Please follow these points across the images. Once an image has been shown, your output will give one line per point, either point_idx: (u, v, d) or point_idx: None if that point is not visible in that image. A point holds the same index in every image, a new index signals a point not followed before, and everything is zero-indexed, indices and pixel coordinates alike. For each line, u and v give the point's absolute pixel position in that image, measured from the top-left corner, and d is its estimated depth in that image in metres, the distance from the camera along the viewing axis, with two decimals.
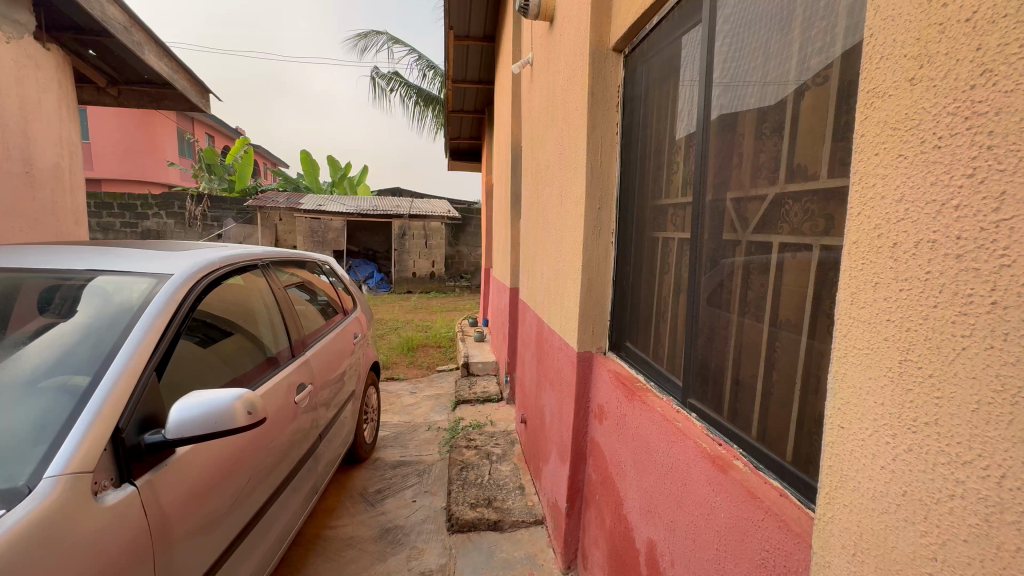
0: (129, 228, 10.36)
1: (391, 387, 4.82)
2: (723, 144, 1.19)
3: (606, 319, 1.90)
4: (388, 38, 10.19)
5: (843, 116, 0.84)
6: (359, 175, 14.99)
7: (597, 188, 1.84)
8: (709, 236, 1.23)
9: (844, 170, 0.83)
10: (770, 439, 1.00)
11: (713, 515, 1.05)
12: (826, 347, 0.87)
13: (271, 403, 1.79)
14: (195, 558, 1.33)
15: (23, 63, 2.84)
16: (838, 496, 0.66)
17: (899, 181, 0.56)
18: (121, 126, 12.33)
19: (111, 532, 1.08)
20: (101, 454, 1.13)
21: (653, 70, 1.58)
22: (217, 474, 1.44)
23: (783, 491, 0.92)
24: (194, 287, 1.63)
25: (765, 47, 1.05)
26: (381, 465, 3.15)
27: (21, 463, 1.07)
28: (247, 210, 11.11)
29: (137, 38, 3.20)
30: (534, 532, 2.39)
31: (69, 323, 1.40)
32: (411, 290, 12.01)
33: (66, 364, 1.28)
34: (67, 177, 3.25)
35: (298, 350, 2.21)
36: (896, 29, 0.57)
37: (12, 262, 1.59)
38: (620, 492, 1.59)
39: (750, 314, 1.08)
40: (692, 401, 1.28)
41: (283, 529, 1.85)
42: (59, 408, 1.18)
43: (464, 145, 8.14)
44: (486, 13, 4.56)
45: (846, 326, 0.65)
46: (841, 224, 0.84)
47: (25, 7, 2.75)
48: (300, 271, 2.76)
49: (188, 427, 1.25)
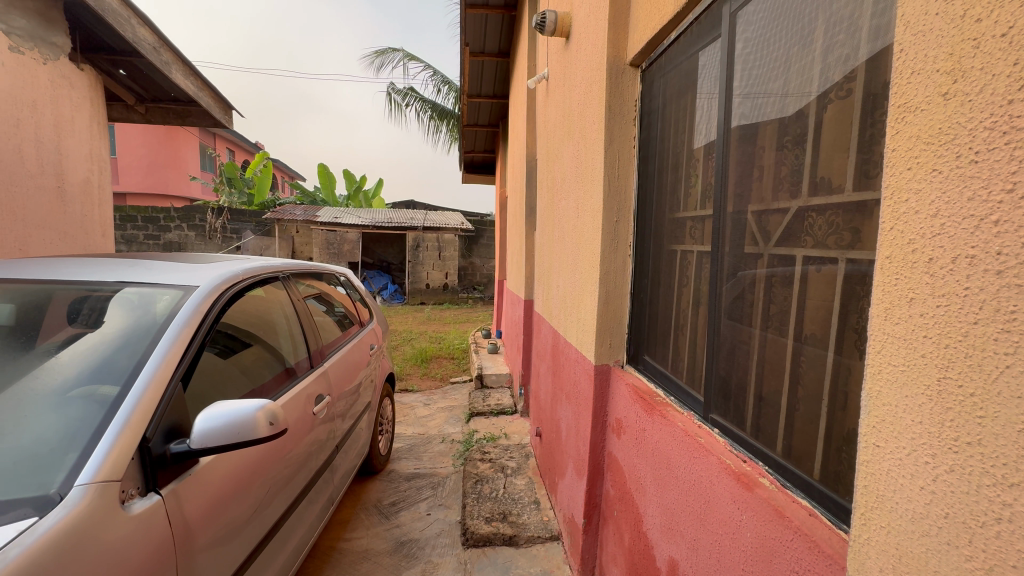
0: (152, 240, 10.80)
1: (405, 399, 4.85)
2: (743, 157, 1.19)
3: (623, 332, 1.90)
4: (404, 55, 10.42)
5: (869, 128, 0.84)
6: (375, 188, 15.26)
7: (615, 201, 1.84)
8: (731, 247, 1.22)
9: (870, 184, 0.83)
10: (797, 457, 0.98)
11: (739, 535, 1.03)
12: (856, 362, 0.85)
13: (290, 415, 1.81)
14: (217, 566, 1.34)
15: (59, 83, 2.97)
16: (875, 518, 0.64)
17: (934, 195, 0.56)
18: (146, 142, 12.78)
19: (138, 541, 1.10)
20: (128, 462, 1.15)
21: (670, 85, 1.60)
22: (239, 483, 1.46)
23: (813, 511, 0.90)
24: (217, 299, 1.67)
25: (786, 58, 1.05)
26: (395, 477, 3.14)
27: (53, 471, 1.09)
28: (266, 222, 11.36)
29: (166, 58, 3.34)
30: (550, 547, 2.35)
31: (99, 333, 1.44)
32: (425, 301, 12.06)
33: (96, 372, 1.32)
34: (96, 191, 3.34)
35: (317, 361, 2.24)
36: (928, 44, 0.57)
37: (43, 274, 1.64)
38: (639, 508, 1.56)
39: (773, 328, 1.07)
40: (714, 416, 1.26)
41: (300, 542, 1.85)
42: (90, 416, 1.21)
43: (479, 158, 8.24)
44: (501, 27, 4.65)
45: (880, 342, 0.64)
46: (869, 236, 0.83)
47: (61, 31, 2.90)
48: (318, 282, 2.80)
49: (213, 436, 1.27)
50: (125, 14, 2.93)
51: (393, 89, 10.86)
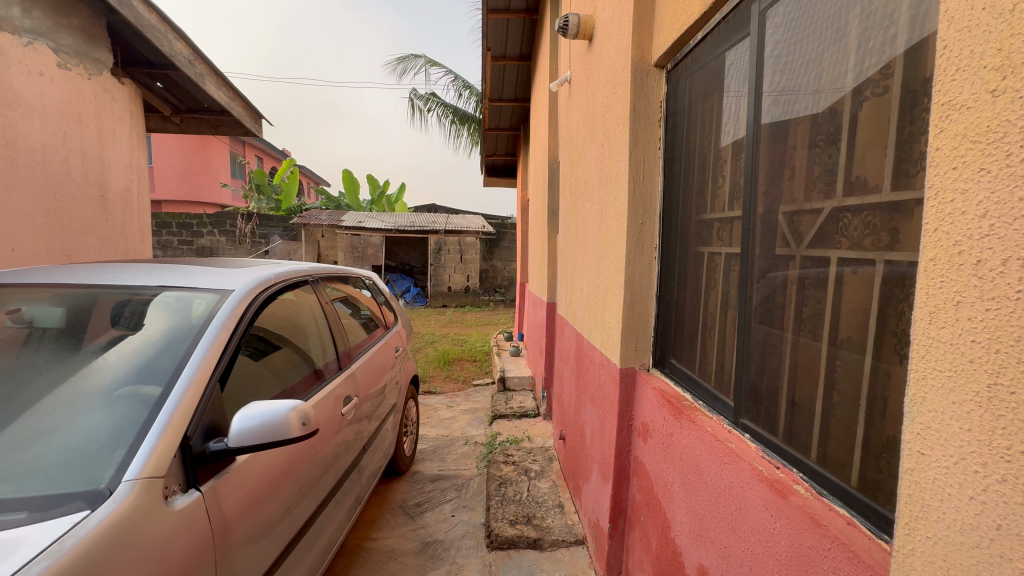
0: (185, 246, 11.21)
1: (429, 401, 4.90)
2: (774, 156, 1.17)
3: (649, 335, 1.88)
4: (426, 61, 10.56)
5: (907, 126, 0.82)
6: (398, 192, 15.49)
7: (640, 203, 1.83)
8: (761, 249, 1.20)
9: (909, 183, 0.81)
10: (833, 464, 0.96)
11: (773, 543, 1.00)
12: (896, 367, 0.82)
13: (320, 415, 1.86)
14: (253, 561, 1.39)
15: (102, 96, 3.12)
16: (919, 528, 0.62)
17: (982, 195, 0.54)
18: (180, 150, 13.29)
19: (180, 536, 1.14)
20: (171, 460, 1.20)
21: (696, 86, 1.58)
22: (273, 481, 1.50)
23: (851, 520, 0.87)
24: (252, 303, 1.72)
25: (819, 53, 1.03)
26: (420, 478, 3.17)
27: (102, 467, 1.14)
28: (292, 226, 11.65)
29: (200, 70, 3.47)
30: (575, 552, 2.34)
31: (142, 336, 1.50)
32: (446, 304, 12.16)
33: (141, 372, 1.38)
34: (135, 199, 3.49)
35: (344, 363, 2.29)
36: (973, 40, 0.55)
37: (89, 279, 1.72)
38: (667, 513, 1.54)
39: (806, 332, 1.05)
40: (745, 421, 1.24)
41: (329, 540, 1.89)
42: (135, 414, 1.26)
43: (500, 161, 8.27)
44: (522, 31, 4.67)
45: (924, 346, 0.62)
46: (909, 237, 0.80)
47: (103, 46, 3.05)
48: (345, 286, 2.86)
49: (249, 436, 1.31)
50: (162, 29, 3.06)
51: (415, 95, 11.02)
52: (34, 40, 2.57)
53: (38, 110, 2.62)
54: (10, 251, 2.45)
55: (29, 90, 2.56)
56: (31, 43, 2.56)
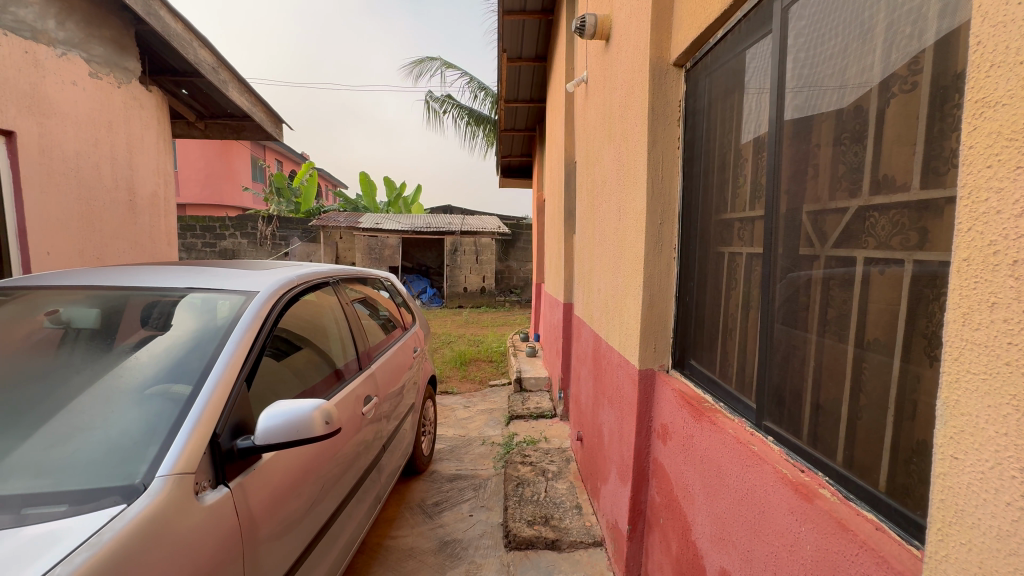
0: (209, 248, 11.48)
1: (446, 401, 4.93)
2: (797, 155, 1.15)
3: (668, 336, 1.86)
4: (442, 63, 10.64)
5: (938, 123, 0.80)
6: (414, 194, 15.63)
7: (659, 203, 1.82)
8: (784, 249, 1.18)
9: (940, 181, 0.79)
10: (860, 468, 0.94)
11: (798, 547, 0.99)
12: (927, 370, 0.81)
13: (342, 414, 1.89)
14: (278, 555, 1.42)
15: (131, 103, 3.22)
16: (953, 534, 0.61)
17: (1018, 194, 0.53)
18: (204, 155, 13.63)
19: (209, 530, 1.17)
20: (201, 456, 1.23)
21: (716, 85, 1.56)
22: (296, 479, 1.54)
23: (879, 525, 0.85)
24: (276, 304, 1.76)
25: (844, 48, 1.01)
26: (438, 478, 3.20)
27: (136, 463, 1.19)
28: (311, 228, 11.84)
29: (223, 77, 3.56)
30: (593, 553, 2.33)
31: (172, 336, 1.55)
32: (462, 305, 12.23)
33: (171, 372, 1.42)
34: (162, 203, 3.59)
35: (364, 363, 2.32)
36: (1008, 35, 0.54)
37: (121, 281, 1.78)
38: (688, 516, 1.53)
39: (831, 333, 1.03)
40: (768, 423, 1.22)
41: (350, 538, 1.92)
42: (166, 412, 1.31)
43: (516, 162, 8.29)
44: (538, 31, 4.67)
45: (958, 349, 0.61)
46: (940, 236, 0.79)
47: (132, 55, 3.16)
48: (363, 287, 2.90)
49: (274, 434, 1.34)
50: (188, 37, 3.15)
51: (431, 97, 11.11)
52: (67, 51, 2.67)
53: (71, 118, 2.72)
54: (45, 254, 2.55)
55: (62, 99, 2.66)
56: (64, 53, 2.66)
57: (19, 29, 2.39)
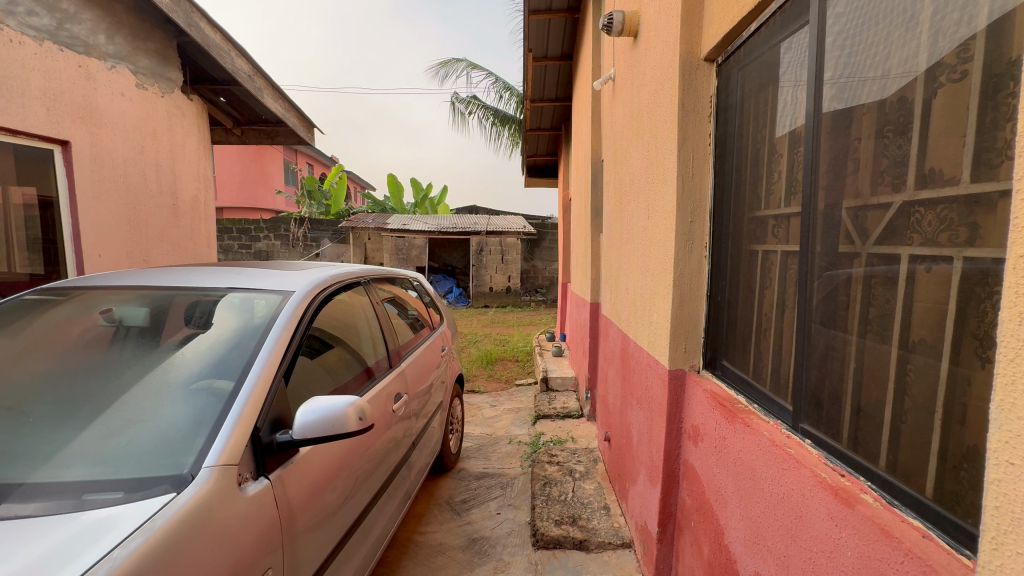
0: (245, 249, 11.92)
1: (473, 400, 4.97)
2: (836, 149, 1.12)
3: (699, 336, 1.83)
4: (467, 65, 10.73)
5: (990, 113, 0.76)
6: (441, 195, 15.79)
7: (689, 201, 1.79)
8: (822, 247, 1.15)
9: (992, 174, 0.75)
10: (904, 473, 0.90)
11: (837, 554, 0.96)
12: (978, 373, 0.77)
13: (373, 411, 1.94)
14: (315, 546, 1.47)
15: (174, 112, 3.38)
16: (1009, 542, 0.58)
17: None
18: (240, 161, 14.16)
19: (251, 519, 1.22)
20: (243, 448, 1.29)
21: (749, 79, 1.53)
22: (331, 473, 1.58)
23: (927, 532, 0.82)
24: (310, 303, 1.82)
25: (886, 35, 0.98)
26: (466, 476, 3.23)
27: (184, 453, 1.25)
28: (341, 230, 12.13)
29: (259, 84, 3.69)
30: (621, 555, 2.32)
31: (214, 334, 1.62)
32: (488, 304, 12.30)
33: (215, 368, 1.49)
34: (202, 207, 3.75)
35: (393, 362, 2.37)
36: None
37: (168, 281, 1.87)
38: (720, 520, 1.50)
39: (872, 334, 1.00)
40: (805, 426, 1.19)
41: (381, 533, 1.96)
42: (210, 406, 1.37)
43: (542, 161, 8.28)
44: (564, 30, 4.66)
45: (1013, 349, 0.58)
46: (993, 232, 0.75)
47: (175, 66, 3.31)
48: (393, 287, 2.95)
49: (310, 429, 1.38)
50: (225, 47, 3.29)
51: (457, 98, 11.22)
52: (116, 64, 2.83)
53: (120, 127, 2.87)
54: (97, 256, 2.70)
55: (112, 109, 2.82)
56: (114, 66, 2.82)
57: (73, 45, 2.55)
